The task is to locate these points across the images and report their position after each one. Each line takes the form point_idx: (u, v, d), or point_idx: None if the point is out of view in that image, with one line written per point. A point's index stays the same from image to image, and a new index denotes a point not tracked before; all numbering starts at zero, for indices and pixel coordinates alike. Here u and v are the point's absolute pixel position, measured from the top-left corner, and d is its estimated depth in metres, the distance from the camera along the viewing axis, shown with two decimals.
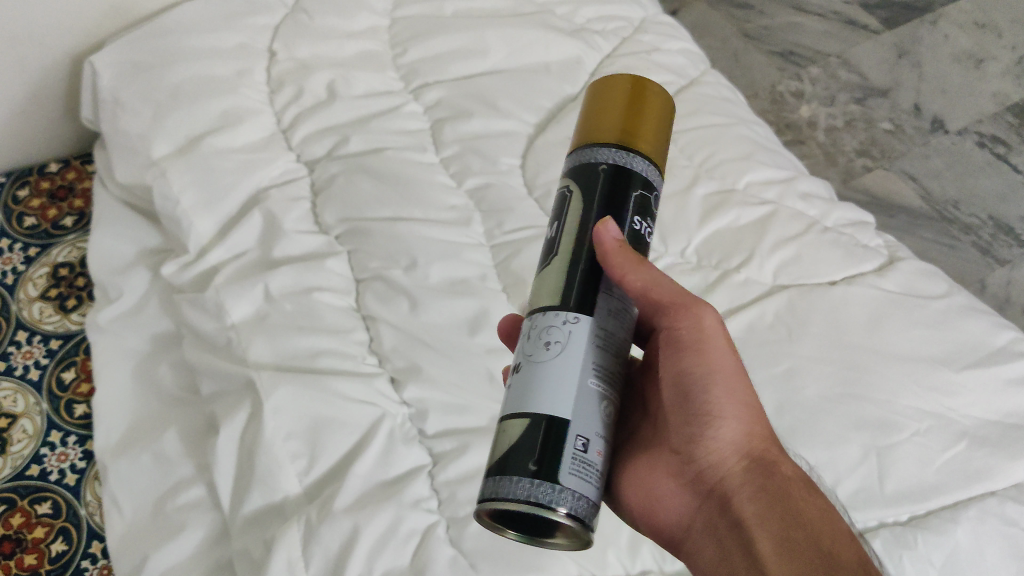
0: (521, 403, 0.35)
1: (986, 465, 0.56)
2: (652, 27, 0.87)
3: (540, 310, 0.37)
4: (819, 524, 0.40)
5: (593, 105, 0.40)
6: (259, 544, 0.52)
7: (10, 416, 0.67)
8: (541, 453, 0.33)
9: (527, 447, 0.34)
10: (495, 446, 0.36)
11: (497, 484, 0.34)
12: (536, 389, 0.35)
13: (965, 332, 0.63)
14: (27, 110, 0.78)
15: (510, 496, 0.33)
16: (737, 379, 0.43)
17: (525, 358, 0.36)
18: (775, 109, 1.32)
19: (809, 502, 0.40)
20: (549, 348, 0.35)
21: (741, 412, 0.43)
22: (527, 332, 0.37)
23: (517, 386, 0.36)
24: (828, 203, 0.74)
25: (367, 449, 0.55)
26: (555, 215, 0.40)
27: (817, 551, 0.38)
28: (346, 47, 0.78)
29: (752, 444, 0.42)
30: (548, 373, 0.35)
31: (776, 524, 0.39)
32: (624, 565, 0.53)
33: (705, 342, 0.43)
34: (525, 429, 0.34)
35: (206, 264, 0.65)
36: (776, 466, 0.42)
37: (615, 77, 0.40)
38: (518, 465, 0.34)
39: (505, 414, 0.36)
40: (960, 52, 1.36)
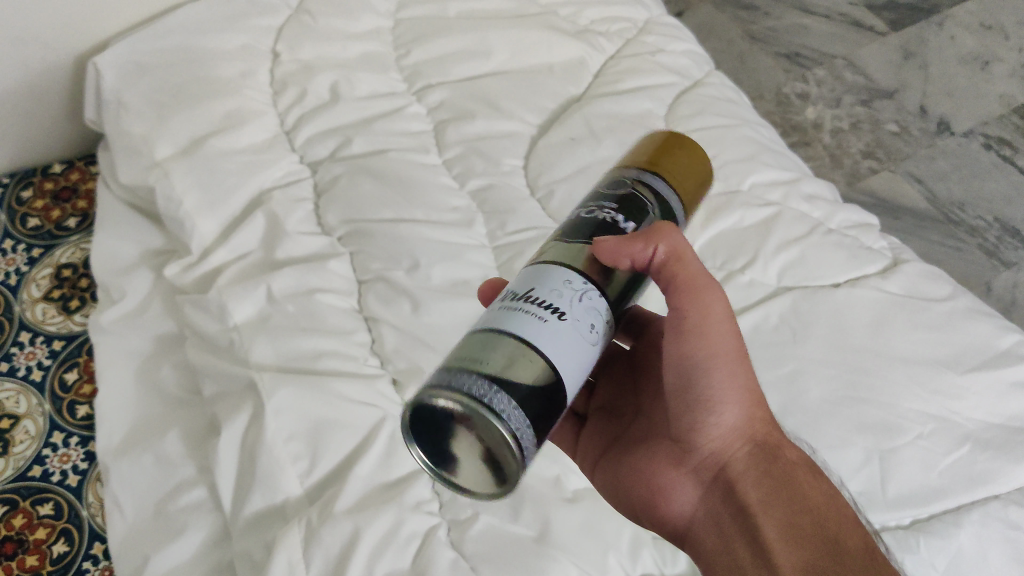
0: (551, 348, 0.36)
1: (991, 468, 0.56)
2: (657, 28, 0.87)
3: (595, 288, 0.38)
4: (822, 508, 0.44)
5: (672, 153, 0.45)
6: (260, 546, 0.52)
7: (13, 416, 0.67)
8: (541, 401, 0.35)
9: (536, 386, 0.35)
10: (491, 348, 0.36)
11: (481, 383, 0.34)
12: (567, 349, 0.36)
13: (970, 334, 0.62)
14: (30, 110, 0.78)
15: (494, 407, 0.34)
16: (738, 366, 0.45)
17: (573, 317, 0.37)
18: (781, 110, 1.31)
19: (813, 487, 0.45)
20: (593, 332, 0.37)
21: (743, 399, 0.45)
22: (579, 293, 0.37)
23: (549, 325, 0.36)
24: (833, 205, 0.73)
25: (368, 451, 0.54)
26: (632, 213, 0.42)
27: (820, 533, 0.43)
28: (350, 48, 0.78)
29: (757, 429, 0.46)
30: (584, 347, 0.37)
31: (783, 510, 0.44)
32: (626, 568, 0.52)
33: (710, 326, 0.44)
34: (543, 370, 0.35)
35: (209, 265, 0.65)
36: (781, 452, 0.46)
37: (688, 139, 0.46)
38: (518, 390, 0.35)
39: (527, 338, 0.35)
40: (966, 54, 1.36)
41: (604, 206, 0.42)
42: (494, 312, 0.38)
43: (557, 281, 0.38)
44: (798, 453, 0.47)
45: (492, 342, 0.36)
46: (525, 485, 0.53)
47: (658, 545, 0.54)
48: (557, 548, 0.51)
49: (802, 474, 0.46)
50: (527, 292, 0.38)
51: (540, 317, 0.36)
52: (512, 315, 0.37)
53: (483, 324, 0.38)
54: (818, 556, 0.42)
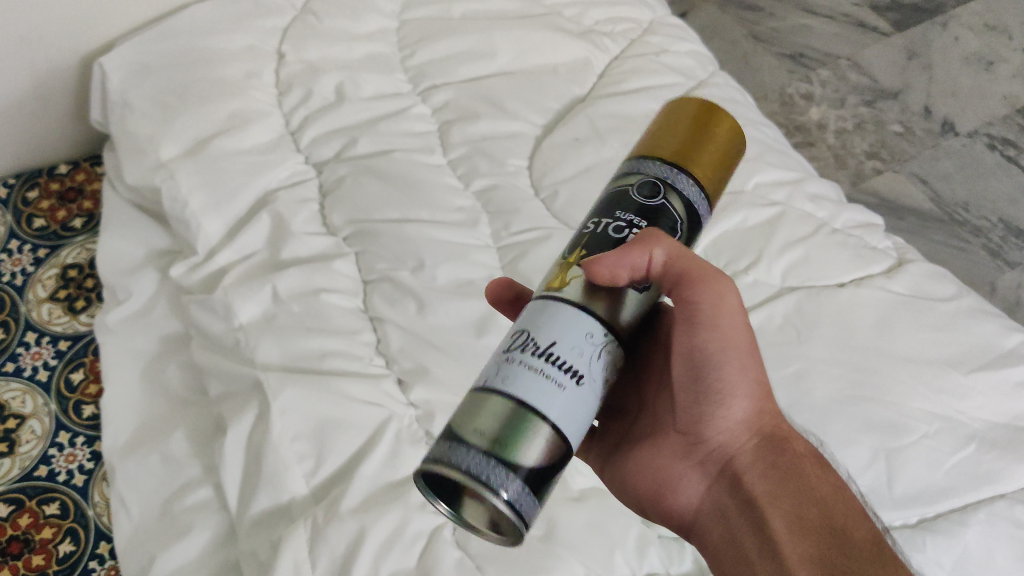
0: (566, 418, 0.35)
1: (997, 467, 0.55)
2: (661, 28, 0.87)
3: (613, 337, 0.37)
4: (830, 500, 0.43)
5: (701, 136, 0.41)
6: (266, 545, 0.52)
7: (19, 416, 0.67)
8: (544, 472, 0.35)
9: (539, 459, 0.35)
10: (501, 418, 0.35)
11: (487, 465, 0.34)
12: (581, 412, 0.36)
13: (975, 334, 0.62)
14: (36, 111, 0.79)
15: (493, 488, 0.34)
16: (748, 356, 0.44)
17: (590, 377, 0.36)
18: (784, 111, 1.31)
19: (820, 478, 0.44)
20: (603, 385, 0.37)
21: (752, 390, 0.44)
22: (598, 349, 0.36)
23: (560, 393, 0.35)
24: (837, 205, 0.73)
25: (374, 450, 0.54)
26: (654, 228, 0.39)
27: (829, 526, 0.42)
28: (354, 49, 0.78)
29: (766, 422, 0.45)
30: (591, 406, 0.37)
31: (790, 503, 0.43)
32: (633, 567, 0.52)
33: (722, 316, 0.42)
34: (548, 444, 0.35)
35: (214, 265, 0.65)
36: (788, 444, 0.45)
37: (717, 114, 0.41)
38: (526, 471, 0.35)
39: (542, 411, 0.35)
40: (970, 54, 1.36)
41: (622, 216, 0.40)
42: (503, 363, 0.36)
43: (576, 332, 0.36)
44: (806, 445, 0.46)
45: (502, 413, 0.35)
46: None
47: (664, 545, 0.54)
48: (563, 548, 0.51)
49: (809, 465, 0.44)
50: (542, 346, 0.36)
51: (558, 384, 0.35)
52: (521, 373, 0.35)
53: (491, 383, 0.36)
54: (825, 550, 0.41)
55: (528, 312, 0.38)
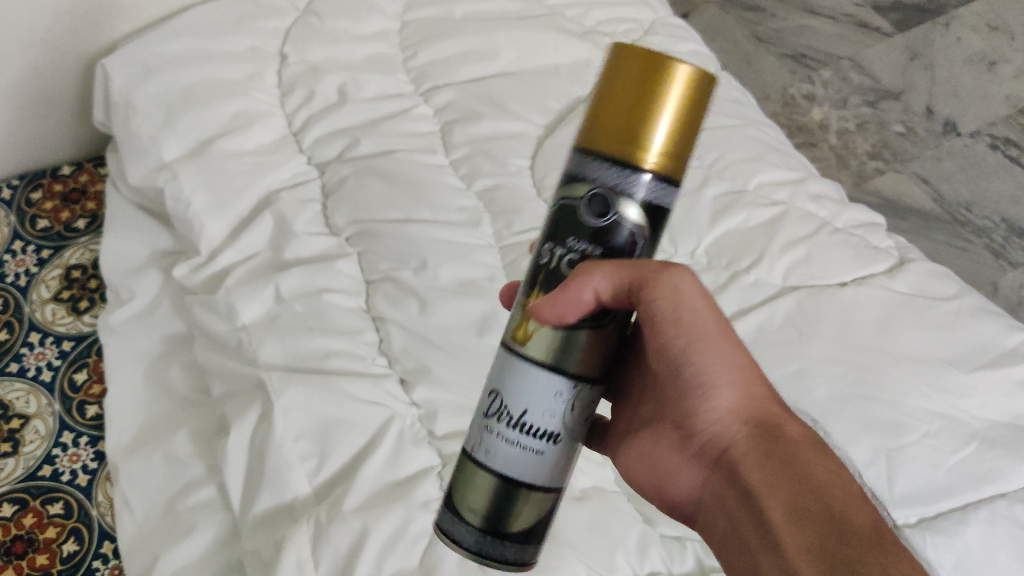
0: (551, 475, 0.38)
1: (998, 467, 0.55)
2: (663, 29, 0.87)
3: (583, 384, 0.38)
4: (829, 486, 0.39)
5: (651, 105, 0.35)
6: (269, 544, 0.52)
7: (22, 416, 0.68)
8: (542, 523, 0.39)
9: (534, 518, 0.39)
10: (492, 497, 0.38)
11: (498, 545, 0.38)
12: (564, 461, 0.39)
13: (976, 333, 0.62)
14: (39, 113, 0.79)
15: (500, 557, 0.38)
16: (722, 343, 0.42)
17: (566, 431, 0.38)
18: (786, 111, 1.35)
19: (817, 464, 0.40)
20: (585, 425, 0.39)
21: (733, 377, 0.42)
22: (569, 405, 0.38)
23: (542, 456, 0.38)
24: (839, 204, 0.73)
25: (377, 450, 0.55)
26: (610, 252, 0.37)
27: (827, 513, 0.37)
28: (356, 50, 0.78)
29: (752, 407, 0.42)
30: (577, 448, 0.39)
31: (784, 490, 0.39)
32: (634, 567, 0.52)
33: (685, 307, 0.41)
34: (540, 504, 0.38)
35: (217, 266, 0.65)
36: (780, 430, 0.41)
37: (667, 68, 0.35)
38: (531, 533, 0.39)
39: (528, 479, 0.38)
40: (970, 55, 1.30)
41: (573, 243, 0.37)
42: (481, 433, 0.38)
43: (545, 396, 0.37)
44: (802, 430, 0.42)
45: (497, 491, 0.38)
46: None
47: (665, 545, 0.54)
48: (565, 548, 0.51)
49: (804, 450, 0.41)
50: (514, 416, 0.37)
51: (537, 450, 0.38)
52: (502, 449, 0.38)
53: (477, 457, 0.39)
54: (822, 539, 0.36)
55: (496, 367, 0.39)
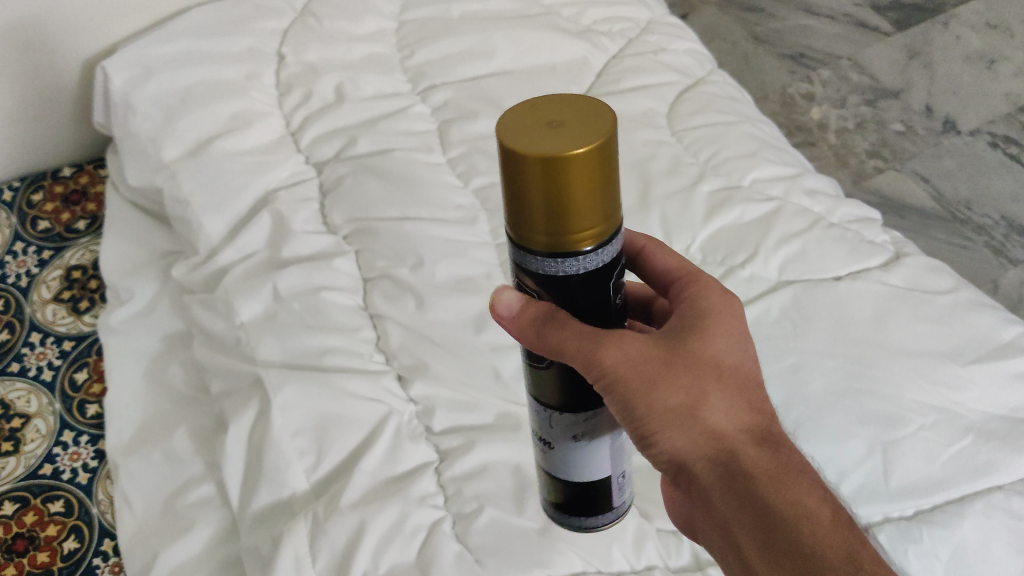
0: (557, 474, 0.45)
1: (994, 459, 0.55)
2: (660, 27, 0.88)
3: (552, 407, 0.42)
4: (792, 522, 0.39)
5: (565, 197, 0.32)
6: (266, 540, 0.52)
7: (23, 416, 0.68)
8: (591, 500, 0.46)
9: (574, 500, 0.46)
10: (541, 483, 0.48)
11: (560, 517, 0.48)
12: (566, 465, 0.44)
13: (972, 326, 0.62)
14: (38, 114, 0.80)
15: (573, 524, 0.48)
16: (663, 390, 0.40)
17: (558, 442, 0.44)
18: (785, 111, 1.33)
19: (777, 499, 0.39)
20: (577, 439, 0.43)
21: (679, 421, 0.41)
22: (546, 423, 0.43)
23: (549, 460, 0.45)
24: (835, 200, 0.73)
25: (374, 445, 0.55)
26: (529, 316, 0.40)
27: (793, 550, 0.38)
28: (354, 50, 0.79)
29: (707, 446, 0.41)
30: (588, 451, 0.43)
31: (750, 530, 0.39)
32: (631, 561, 0.52)
33: (616, 367, 0.39)
34: (569, 491, 0.46)
35: (215, 265, 0.65)
36: (737, 465, 0.40)
37: (566, 158, 0.31)
38: (574, 509, 0.47)
39: (545, 473, 0.46)
40: (970, 53, 1.31)
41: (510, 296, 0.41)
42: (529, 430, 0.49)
43: (534, 416, 0.44)
44: (765, 456, 0.41)
45: (540, 479, 0.48)
46: (529, 478, 0.54)
47: (662, 539, 0.54)
48: (560, 542, 0.51)
49: (766, 482, 0.40)
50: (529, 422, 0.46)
51: (544, 454, 0.45)
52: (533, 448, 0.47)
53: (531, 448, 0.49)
54: None
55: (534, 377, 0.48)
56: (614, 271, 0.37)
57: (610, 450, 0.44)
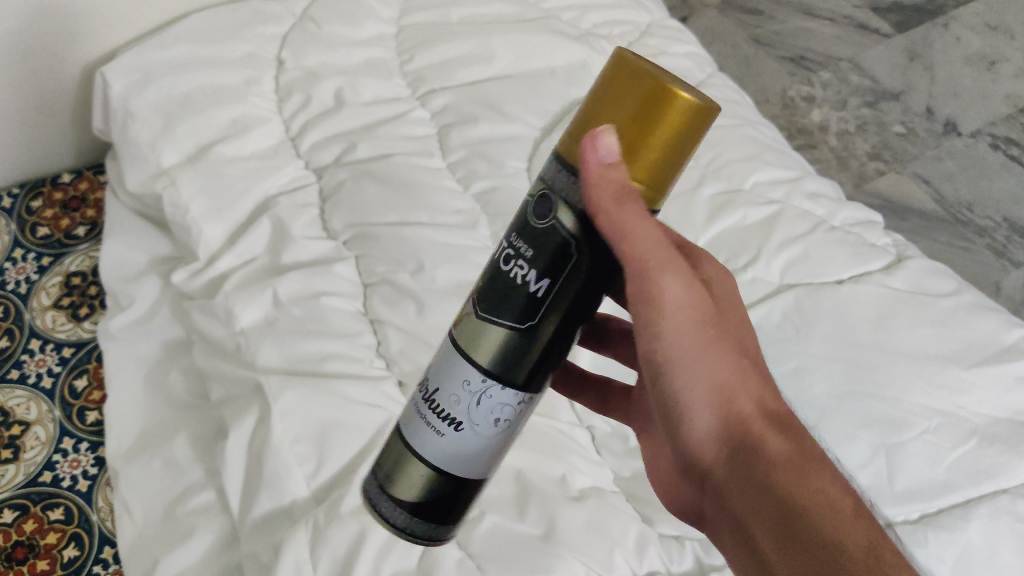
0: (449, 463, 0.40)
1: (998, 462, 0.55)
2: (659, 31, 0.88)
3: (497, 380, 0.39)
4: (815, 512, 0.37)
5: (649, 135, 0.35)
6: (268, 547, 0.51)
7: (23, 423, 0.67)
8: (454, 505, 0.41)
9: (437, 498, 0.40)
10: (397, 469, 0.41)
11: (407, 521, 0.41)
12: (470, 454, 0.40)
13: (976, 329, 0.62)
14: (38, 120, 0.80)
15: (413, 533, 0.41)
16: (707, 355, 0.42)
17: (475, 422, 0.39)
18: (786, 114, 1.33)
19: (799, 486, 0.38)
20: (498, 425, 0.39)
21: (711, 391, 0.42)
22: (476, 397, 0.39)
23: (455, 438, 0.39)
24: (836, 202, 0.73)
25: (374, 452, 0.55)
26: (547, 267, 0.37)
27: (815, 541, 0.36)
28: (354, 55, 0.79)
29: (732, 424, 0.41)
30: (496, 443, 0.40)
31: (769, 518, 0.38)
32: (632, 567, 0.52)
33: (666, 314, 0.41)
34: (442, 486, 0.40)
35: (215, 271, 0.65)
36: (759, 449, 0.40)
37: (668, 99, 0.34)
38: (429, 509, 0.41)
39: (427, 457, 0.40)
40: (970, 54, 1.31)
41: (513, 241, 0.38)
42: (406, 409, 0.42)
43: (457, 384, 0.39)
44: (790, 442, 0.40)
45: (402, 465, 0.41)
46: (531, 484, 0.54)
47: (665, 543, 0.55)
48: (561, 547, 0.51)
49: (786, 469, 0.39)
50: (429, 394, 0.40)
51: (447, 434, 0.39)
52: (415, 424, 0.41)
53: (399, 426, 0.42)
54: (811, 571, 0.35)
55: (439, 349, 0.42)
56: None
57: (506, 452, 0.42)
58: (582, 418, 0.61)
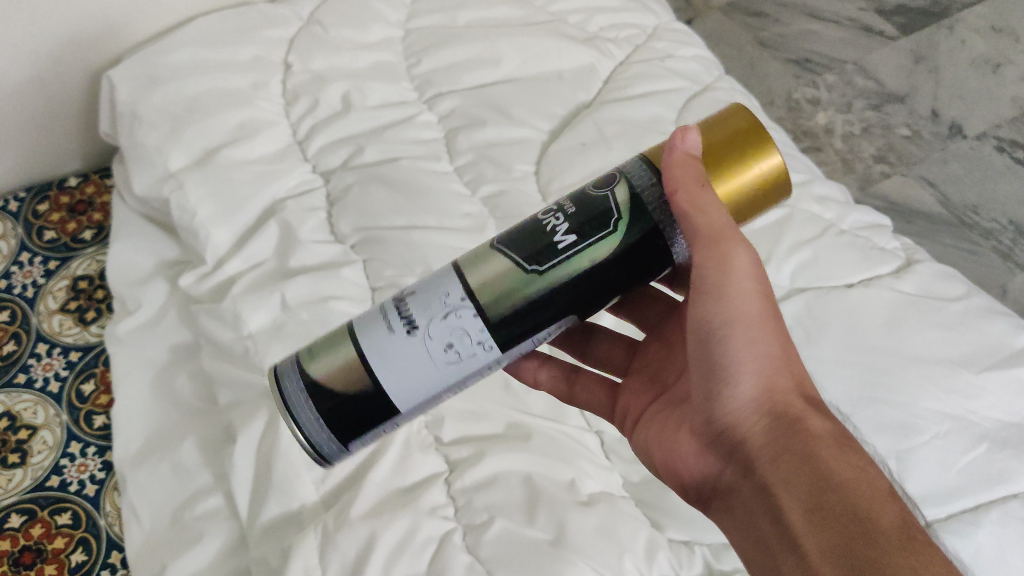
0: (384, 360, 0.41)
1: (1009, 467, 0.55)
2: (666, 34, 0.88)
3: (474, 306, 0.41)
4: (853, 487, 0.39)
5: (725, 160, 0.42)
6: (276, 552, 0.51)
7: (30, 427, 0.67)
8: (358, 417, 0.42)
9: (351, 399, 0.42)
10: (332, 355, 0.43)
11: (312, 407, 0.43)
12: (408, 363, 0.41)
13: (986, 333, 0.62)
14: (45, 125, 0.80)
15: (306, 422, 0.43)
16: (762, 328, 0.44)
17: (425, 336, 0.41)
18: (792, 117, 1.31)
19: (840, 460, 0.40)
20: (447, 352, 0.41)
21: (760, 362, 0.44)
22: (446, 309, 0.41)
23: (404, 341, 0.41)
24: (845, 206, 0.73)
25: (384, 457, 0.55)
26: (582, 227, 0.41)
27: (849, 514, 0.38)
28: (361, 59, 0.79)
29: (776, 397, 0.43)
30: (436, 372, 0.42)
31: (805, 488, 0.40)
32: (643, 571, 0.52)
33: (729, 278, 0.43)
34: (362, 389, 0.42)
35: (223, 275, 0.65)
36: (801, 423, 0.42)
37: (756, 145, 0.42)
38: (338, 406, 0.42)
39: (365, 347, 0.42)
40: (976, 57, 1.32)
41: (563, 203, 0.43)
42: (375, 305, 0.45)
43: (435, 295, 0.42)
44: (828, 422, 0.43)
45: (341, 349, 0.43)
46: (540, 487, 0.54)
47: (674, 549, 0.54)
48: (571, 552, 0.50)
49: (827, 445, 0.41)
50: (402, 296, 0.43)
51: (399, 333, 0.41)
52: (374, 317, 0.43)
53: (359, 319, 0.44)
54: (844, 537, 0.37)
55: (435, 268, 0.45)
56: (634, 285, 0.43)
57: (434, 395, 0.43)
58: (591, 423, 0.61)
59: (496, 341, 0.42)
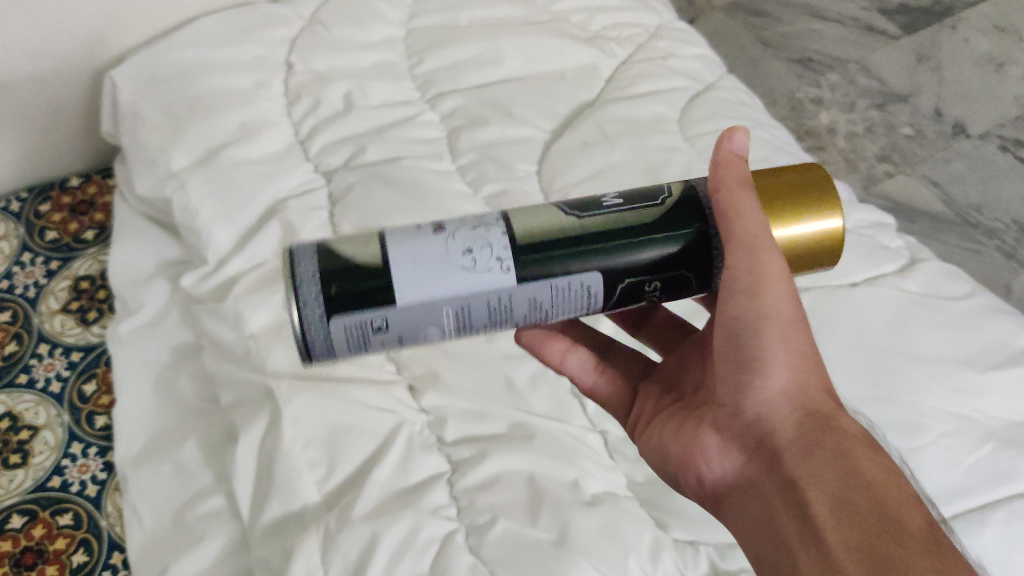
0: (405, 241, 0.42)
1: (1015, 466, 0.54)
2: (669, 33, 0.88)
3: (506, 228, 0.43)
4: (882, 488, 0.40)
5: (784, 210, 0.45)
6: (278, 553, 0.51)
7: (31, 427, 0.67)
8: (355, 293, 0.41)
9: (357, 273, 0.41)
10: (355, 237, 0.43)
11: (319, 266, 0.41)
12: (425, 249, 0.42)
13: (991, 332, 0.61)
14: (47, 125, 0.80)
15: (304, 282, 0.41)
16: (797, 328, 0.44)
17: (449, 236, 0.42)
18: (794, 116, 1.31)
19: (871, 461, 0.41)
20: (465, 254, 0.42)
21: (794, 361, 0.43)
22: (478, 222, 0.43)
23: (430, 233, 0.42)
24: (848, 205, 0.73)
25: (385, 457, 0.54)
26: (629, 196, 0.45)
27: (877, 514, 0.38)
28: (363, 58, 0.79)
29: (809, 397, 0.43)
30: (447, 271, 0.41)
31: (832, 486, 0.40)
32: (647, 571, 0.52)
33: (768, 277, 0.42)
34: (371, 264, 0.41)
35: (225, 275, 0.65)
36: (834, 423, 0.42)
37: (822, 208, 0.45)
38: (345, 272, 0.41)
39: (390, 232, 0.43)
40: (980, 56, 1.32)
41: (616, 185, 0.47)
42: None
43: (471, 216, 0.44)
44: (857, 424, 0.43)
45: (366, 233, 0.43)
46: (543, 488, 0.54)
47: (679, 549, 0.54)
48: (574, 551, 0.50)
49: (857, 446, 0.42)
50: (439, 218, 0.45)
51: (427, 229, 0.43)
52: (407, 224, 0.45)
53: None
54: (871, 535, 0.38)
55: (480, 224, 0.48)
56: (665, 270, 0.44)
57: (431, 298, 0.42)
58: (596, 422, 0.60)
59: (515, 266, 0.42)
